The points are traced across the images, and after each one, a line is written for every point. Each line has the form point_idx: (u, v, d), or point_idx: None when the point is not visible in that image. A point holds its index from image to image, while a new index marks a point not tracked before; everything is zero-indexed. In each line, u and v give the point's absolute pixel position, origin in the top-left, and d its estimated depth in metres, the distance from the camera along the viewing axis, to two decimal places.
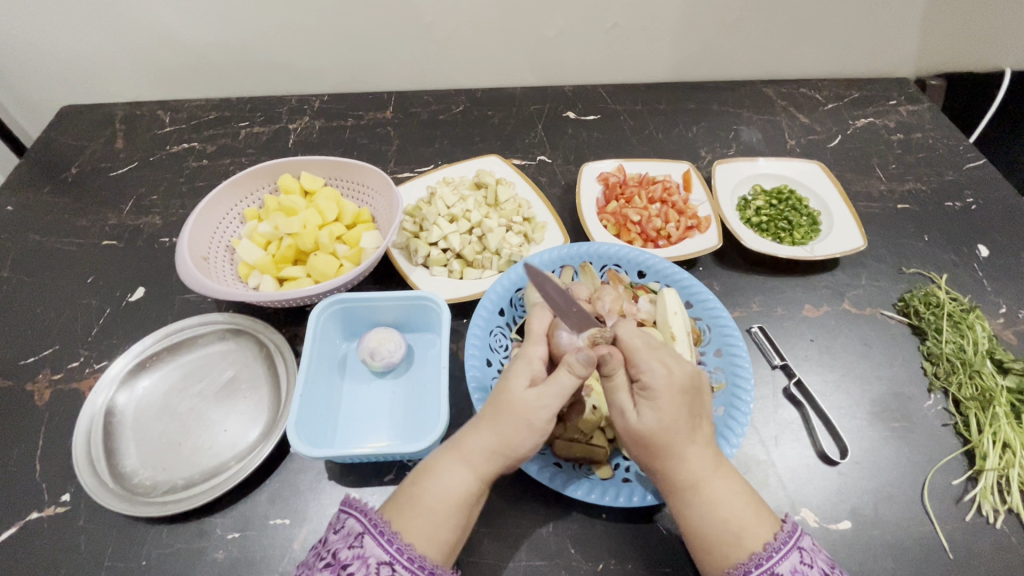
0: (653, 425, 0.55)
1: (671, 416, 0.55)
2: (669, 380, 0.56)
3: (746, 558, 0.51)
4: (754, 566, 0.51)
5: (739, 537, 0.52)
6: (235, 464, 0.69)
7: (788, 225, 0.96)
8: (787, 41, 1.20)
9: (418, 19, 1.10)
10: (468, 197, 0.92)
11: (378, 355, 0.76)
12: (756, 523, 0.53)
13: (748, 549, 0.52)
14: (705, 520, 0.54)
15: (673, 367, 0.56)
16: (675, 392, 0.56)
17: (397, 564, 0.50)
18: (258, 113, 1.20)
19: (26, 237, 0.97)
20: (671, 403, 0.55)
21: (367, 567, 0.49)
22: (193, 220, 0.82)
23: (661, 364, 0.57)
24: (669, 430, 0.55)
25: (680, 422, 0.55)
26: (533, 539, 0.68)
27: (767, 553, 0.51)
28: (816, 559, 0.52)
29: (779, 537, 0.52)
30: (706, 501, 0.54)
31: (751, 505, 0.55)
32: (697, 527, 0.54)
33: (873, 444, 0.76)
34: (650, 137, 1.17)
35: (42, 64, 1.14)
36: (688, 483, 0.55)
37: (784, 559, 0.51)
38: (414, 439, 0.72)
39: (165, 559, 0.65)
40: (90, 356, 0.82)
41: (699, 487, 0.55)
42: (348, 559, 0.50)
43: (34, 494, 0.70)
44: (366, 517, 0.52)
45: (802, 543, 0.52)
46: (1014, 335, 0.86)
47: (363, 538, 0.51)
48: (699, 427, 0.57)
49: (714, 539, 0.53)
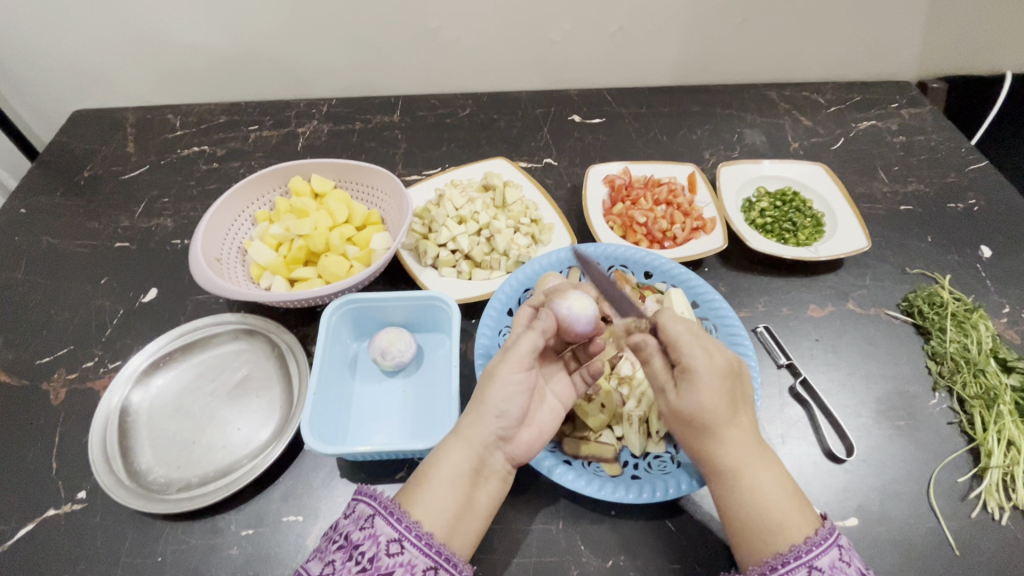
0: (694, 407, 0.56)
1: (712, 400, 0.55)
2: (710, 364, 0.56)
3: (783, 549, 0.52)
4: (793, 558, 0.51)
5: (779, 529, 0.53)
6: (249, 462, 0.70)
7: (793, 226, 0.97)
8: (791, 45, 1.22)
9: (426, 24, 1.11)
10: (477, 199, 0.93)
11: (388, 355, 0.77)
12: (797, 516, 0.53)
13: (788, 540, 0.52)
14: (745, 508, 0.54)
15: (713, 354, 0.57)
16: (715, 373, 0.56)
17: (405, 540, 0.52)
18: (267, 117, 1.21)
19: (40, 238, 0.98)
20: (711, 386, 0.55)
21: (378, 545, 0.52)
22: (206, 222, 0.83)
23: (702, 351, 0.57)
24: (710, 412, 0.55)
25: (721, 406, 0.56)
26: (543, 535, 0.68)
27: (807, 546, 0.51)
28: (854, 558, 0.52)
29: (819, 533, 0.52)
30: (745, 491, 0.54)
31: (793, 497, 0.55)
32: (737, 515, 0.55)
33: (878, 443, 0.77)
34: (654, 139, 1.18)
35: (55, 68, 1.16)
36: (729, 468, 0.55)
37: (824, 554, 0.51)
38: (425, 437, 0.73)
39: (180, 555, 0.66)
40: (105, 356, 0.83)
41: (742, 474, 0.55)
42: (360, 539, 0.53)
43: (51, 491, 0.71)
44: (376, 500, 0.55)
45: (841, 542, 0.53)
46: (1017, 334, 0.87)
47: (373, 520, 0.53)
48: (741, 410, 0.58)
49: (753, 528, 0.54)
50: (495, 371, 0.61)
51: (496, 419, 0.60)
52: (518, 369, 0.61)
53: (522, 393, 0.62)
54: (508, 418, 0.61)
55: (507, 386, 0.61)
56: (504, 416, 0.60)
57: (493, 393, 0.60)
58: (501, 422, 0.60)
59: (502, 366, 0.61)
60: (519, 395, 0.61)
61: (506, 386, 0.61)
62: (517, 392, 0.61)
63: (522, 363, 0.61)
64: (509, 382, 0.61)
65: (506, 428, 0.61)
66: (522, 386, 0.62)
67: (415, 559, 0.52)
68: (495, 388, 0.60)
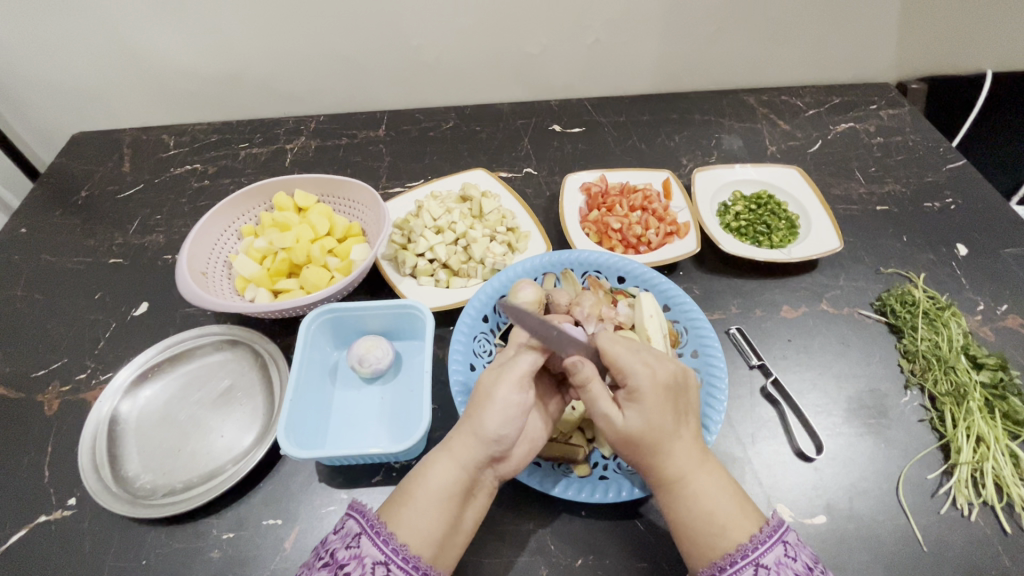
0: (640, 422, 0.57)
1: (658, 416, 0.57)
2: (653, 377, 0.58)
3: (730, 550, 0.53)
4: (740, 557, 0.52)
5: (723, 530, 0.54)
6: (231, 467, 0.73)
7: (766, 229, 0.98)
8: (768, 50, 1.23)
9: (408, 42, 1.15)
10: (454, 209, 0.96)
11: (366, 362, 0.79)
12: (741, 516, 0.55)
13: (732, 540, 0.54)
14: (693, 513, 0.56)
15: (655, 367, 0.59)
16: (659, 389, 0.58)
17: (392, 564, 0.53)
18: (258, 134, 1.26)
19: (38, 257, 1.03)
20: (656, 400, 0.57)
21: (363, 567, 0.53)
22: (193, 237, 0.87)
23: (643, 363, 0.59)
24: (658, 428, 0.57)
25: (668, 420, 0.57)
26: (513, 536, 0.70)
27: (752, 544, 0.53)
28: (800, 554, 0.53)
29: (764, 530, 0.53)
30: (691, 497, 0.56)
31: (736, 498, 0.57)
32: (685, 521, 0.56)
33: (848, 441, 0.78)
34: (632, 147, 1.20)
35: (54, 92, 1.21)
36: (676, 477, 0.57)
37: (769, 551, 0.52)
38: (400, 441, 0.75)
39: (164, 559, 0.69)
40: (97, 368, 0.87)
41: (687, 481, 0.57)
42: (345, 559, 0.54)
43: (43, 497, 0.74)
44: (364, 518, 0.56)
45: (788, 537, 0.54)
46: (991, 332, 0.87)
47: (360, 539, 0.55)
48: (686, 421, 0.59)
49: (698, 531, 0.55)
50: (495, 392, 0.61)
51: (492, 444, 0.60)
52: (515, 388, 0.61)
53: (519, 417, 0.61)
54: (504, 441, 0.60)
55: (506, 409, 0.60)
56: (500, 440, 0.60)
57: (490, 415, 0.60)
58: (498, 445, 0.60)
59: (500, 387, 0.61)
60: (518, 418, 0.61)
61: (505, 409, 0.60)
62: (514, 416, 0.61)
63: (520, 384, 0.62)
64: (507, 404, 0.60)
65: (502, 449, 0.61)
66: (521, 408, 0.61)
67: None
68: (493, 412, 0.60)
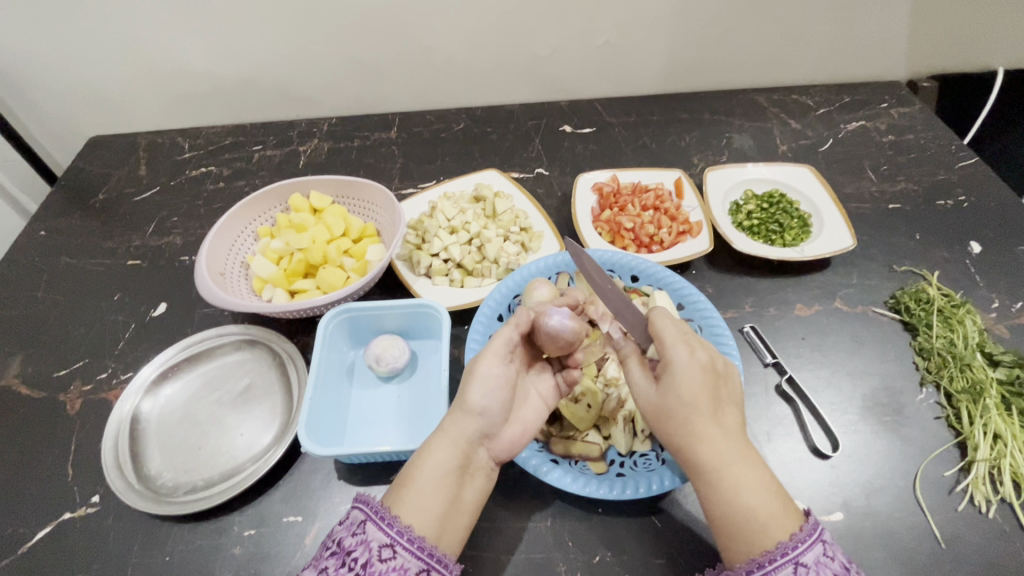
0: (676, 406, 0.57)
1: (693, 396, 0.57)
2: (692, 359, 0.58)
3: (770, 547, 0.53)
4: (780, 555, 0.52)
5: (765, 527, 0.53)
6: (251, 464, 0.74)
7: (779, 228, 0.99)
8: (778, 49, 1.24)
9: (419, 44, 1.16)
10: (467, 210, 0.97)
11: (383, 360, 0.80)
12: (782, 514, 0.54)
13: (773, 538, 0.53)
14: (731, 507, 0.54)
15: (695, 349, 0.59)
16: (696, 368, 0.58)
17: (398, 545, 0.54)
18: (271, 137, 1.27)
19: (58, 259, 1.04)
20: (694, 382, 0.57)
21: (370, 551, 0.53)
22: (211, 239, 0.88)
23: (685, 345, 0.59)
24: (692, 407, 0.57)
25: (702, 401, 0.57)
26: (532, 533, 0.71)
27: (793, 543, 0.52)
28: (836, 553, 0.53)
29: (805, 529, 0.53)
30: (729, 490, 0.55)
31: (776, 495, 0.55)
32: (723, 516, 0.55)
33: (864, 438, 0.78)
34: (643, 147, 1.21)
35: (71, 97, 1.22)
36: (713, 467, 0.55)
37: (809, 551, 0.52)
38: (418, 438, 0.76)
39: (187, 555, 0.70)
40: (118, 368, 0.88)
41: (724, 472, 0.55)
42: (352, 545, 0.54)
43: (68, 495, 0.75)
44: (369, 505, 0.56)
45: (825, 537, 0.54)
46: (1007, 329, 0.87)
47: (365, 525, 0.55)
48: (723, 410, 0.58)
49: (737, 524, 0.54)
50: (476, 367, 0.64)
51: (479, 417, 0.62)
52: (497, 362, 0.65)
53: (501, 389, 0.65)
54: (489, 415, 0.63)
55: (488, 382, 0.64)
56: (486, 414, 0.63)
57: (474, 389, 0.63)
58: (484, 419, 0.63)
59: (481, 362, 0.64)
60: (500, 391, 0.64)
61: (487, 381, 0.64)
62: (497, 388, 0.64)
63: (500, 357, 0.65)
64: (489, 377, 0.64)
65: (489, 424, 0.64)
66: (502, 380, 0.65)
67: (407, 563, 0.54)
68: (476, 385, 0.63)
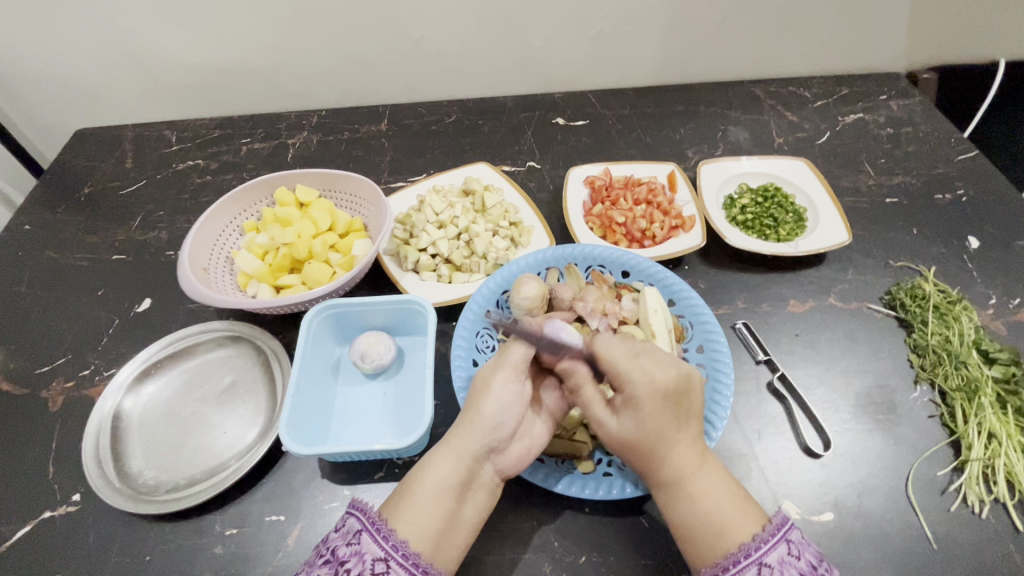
0: (636, 429, 0.57)
1: (654, 420, 0.56)
2: (651, 384, 0.57)
3: (733, 549, 0.52)
4: (743, 556, 0.52)
5: (722, 533, 0.53)
6: (233, 463, 0.73)
7: (774, 222, 0.97)
8: (776, 39, 1.21)
9: (409, 34, 1.14)
10: (456, 204, 0.95)
11: (368, 358, 0.79)
12: (741, 517, 0.54)
13: (733, 540, 0.53)
14: (689, 515, 0.55)
15: (654, 373, 0.57)
16: (657, 395, 0.56)
17: (392, 560, 0.53)
18: (259, 130, 1.25)
19: (42, 253, 1.03)
20: (654, 407, 0.56)
21: (363, 563, 0.53)
22: (194, 233, 0.87)
23: (639, 368, 0.58)
24: (653, 431, 0.56)
25: (664, 424, 0.56)
26: (518, 531, 0.70)
27: (755, 544, 0.52)
28: (805, 552, 0.52)
29: (767, 529, 0.53)
30: (688, 499, 0.55)
31: (738, 500, 0.56)
32: (681, 522, 0.56)
33: (857, 437, 0.77)
34: (637, 140, 1.19)
35: (55, 88, 1.20)
36: (672, 480, 0.56)
37: (772, 550, 0.52)
38: (403, 437, 0.75)
39: (168, 555, 0.69)
40: (100, 365, 0.87)
41: (684, 484, 0.56)
42: (347, 555, 0.54)
43: (47, 493, 0.74)
44: (365, 515, 0.56)
45: (791, 536, 0.53)
46: (1003, 326, 0.86)
47: (361, 536, 0.54)
48: (688, 426, 0.58)
49: (696, 533, 0.54)
50: (491, 380, 0.63)
51: (488, 433, 0.61)
52: (512, 377, 0.63)
53: (516, 405, 0.63)
54: (501, 430, 0.62)
55: (502, 396, 0.62)
56: (497, 430, 0.62)
57: (486, 403, 0.62)
58: (494, 434, 0.61)
59: (497, 375, 0.63)
60: (515, 406, 0.63)
61: (501, 396, 0.62)
62: (511, 404, 0.63)
63: (517, 373, 0.64)
64: (503, 392, 0.63)
65: (498, 440, 0.62)
66: (518, 396, 0.63)
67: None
68: (489, 400, 0.62)
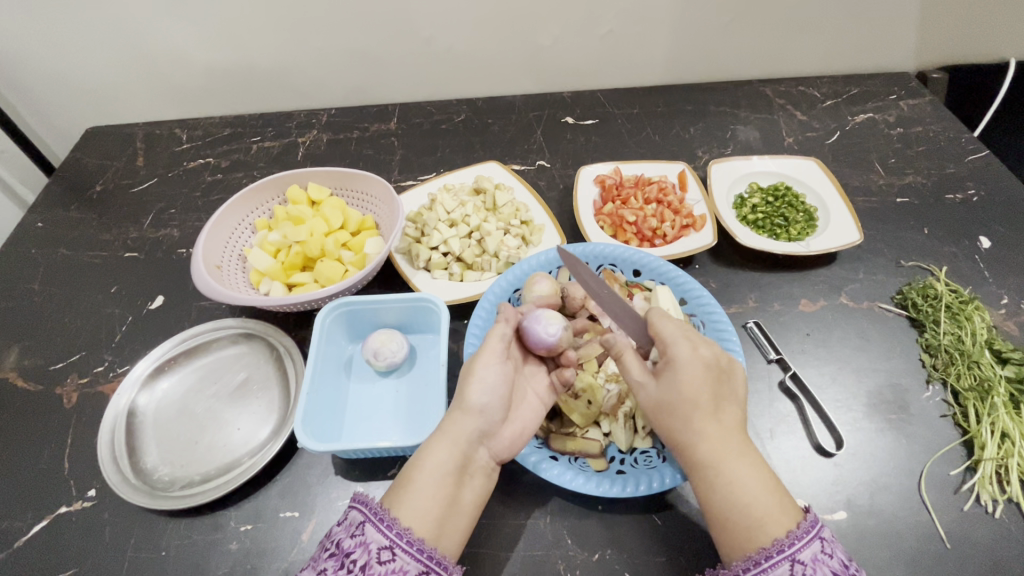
0: (679, 397, 0.59)
1: (693, 389, 0.59)
2: (692, 354, 0.61)
3: (766, 543, 0.51)
4: (776, 552, 0.50)
5: (760, 524, 0.52)
6: (247, 460, 0.73)
7: (784, 222, 0.97)
8: (785, 39, 1.21)
9: (419, 34, 1.14)
10: (467, 202, 0.96)
11: (381, 355, 0.79)
12: (779, 512, 0.52)
13: (769, 534, 0.51)
14: (726, 502, 0.54)
15: (698, 345, 0.61)
16: (699, 365, 0.60)
17: (397, 548, 0.53)
18: (269, 128, 1.25)
19: (55, 251, 1.03)
20: (694, 374, 0.59)
21: (369, 553, 0.52)
22: (207, 231, 0.87)
23: (687, 342, 0.62)
24: (693, 400, 0.58)
25: (705, 396, 0.58)
26: (531, 528, 0.70)
27: (789, 540, 0.50)
28: (836, 550, 0.52)
29: (802, 526, 0.51)
30: (724, 485, 0.54)
31: (774, 492, 0.54)
32: (717, 512, 0.54)
33: (869, 436, 0.77)
34: (646, 139, 1.19)
35: (67, 87, 1.21)
36: (709, 462, 0.55)
37: (806, 547, 0.50)
38: (416, 434, 0.75)
39: (183, 550, 0.69)
40: (114, 361, 0.87)
41: (720, 468, 0.55)
42: (351, 546, 0.53)
43: (63, 488, 0.75)
44: (367, 506, 0.55)
45: (824, 533, 0.52)
46: (1016, 326, 0.85)
47: (364, 527, 0.54)
48: (725, 407, 0.58)
49: (733, 523, 0.53)
50: (473, 366, 0.66)
51: (479, 416, 0.63)
52: (493, 360, 0.66)
53: (501, 387, 0.65)
54: (489, 412, 0.64)
55: (485, 379, 0.65)
56: (485, 412, 0.63)
57: (473, 387, 0.64)
58: (483, 418, 0.63)
59: (478, 360, 0.66)
60: (499, 388, 0.65)
61: (485, 379, 0.65)
62: (494, 386, 0.65)
63: (497, 356, 0.67)
64: (487, 375, 0.65)
65: (489, 424, 0.64)
66: (500, 379, 0.66)
67: (406, 565, 0.53)
68: (476, 383, 0.64)
